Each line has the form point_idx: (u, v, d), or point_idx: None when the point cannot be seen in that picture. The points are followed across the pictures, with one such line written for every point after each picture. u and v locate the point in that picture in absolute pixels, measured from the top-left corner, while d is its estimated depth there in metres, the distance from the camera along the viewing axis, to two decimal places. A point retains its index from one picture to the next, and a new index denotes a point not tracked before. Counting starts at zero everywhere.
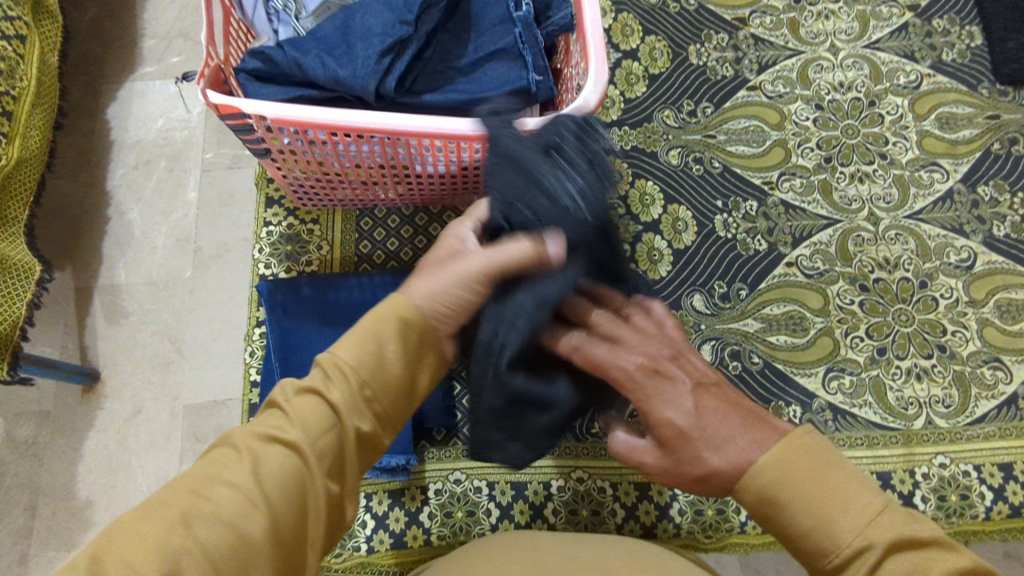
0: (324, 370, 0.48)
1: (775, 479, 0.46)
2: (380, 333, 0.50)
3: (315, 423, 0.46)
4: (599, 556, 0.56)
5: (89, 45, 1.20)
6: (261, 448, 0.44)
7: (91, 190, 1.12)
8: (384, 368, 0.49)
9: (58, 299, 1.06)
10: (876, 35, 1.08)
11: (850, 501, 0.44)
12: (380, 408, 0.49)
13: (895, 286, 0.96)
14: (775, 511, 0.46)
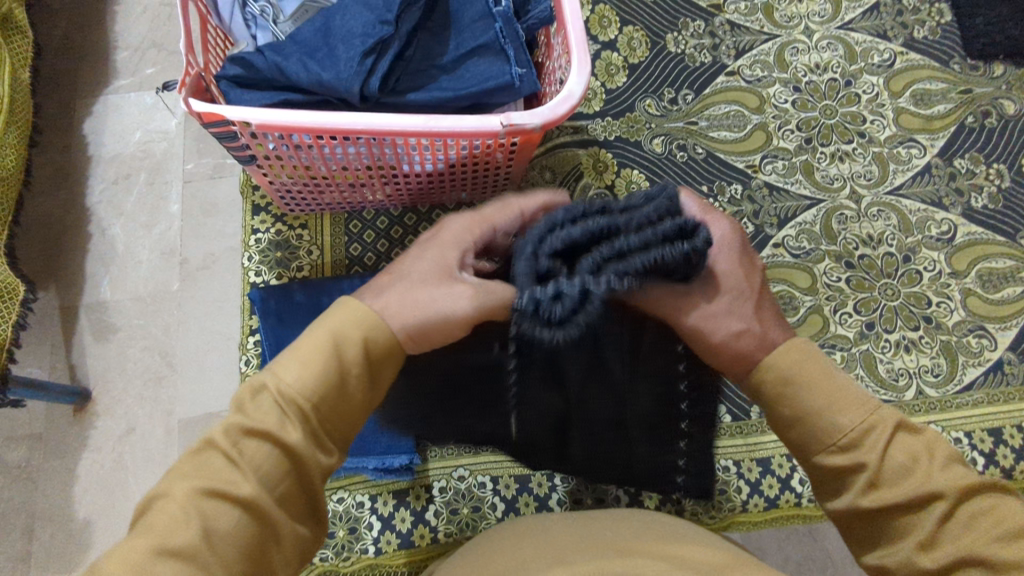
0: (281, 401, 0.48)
1: (790, 373, 0.56)
2: (344, 360, 0.51)
3: (269, 469, 0.45)
4: (613, 529, 0.57)
5: (62, 60, 1.18)
6: (210, 509, 0.43)
7: (71, 207, 1.11)
8: (346, 394, 0.51)
9: (44, 319, 1.05)
10: (849, 15, 1.10)
11: (849, 407, 0.53)
12: (334, 438, 0.50)
13: (880, 261, 0.98)
14: (792, 396, 0.55)
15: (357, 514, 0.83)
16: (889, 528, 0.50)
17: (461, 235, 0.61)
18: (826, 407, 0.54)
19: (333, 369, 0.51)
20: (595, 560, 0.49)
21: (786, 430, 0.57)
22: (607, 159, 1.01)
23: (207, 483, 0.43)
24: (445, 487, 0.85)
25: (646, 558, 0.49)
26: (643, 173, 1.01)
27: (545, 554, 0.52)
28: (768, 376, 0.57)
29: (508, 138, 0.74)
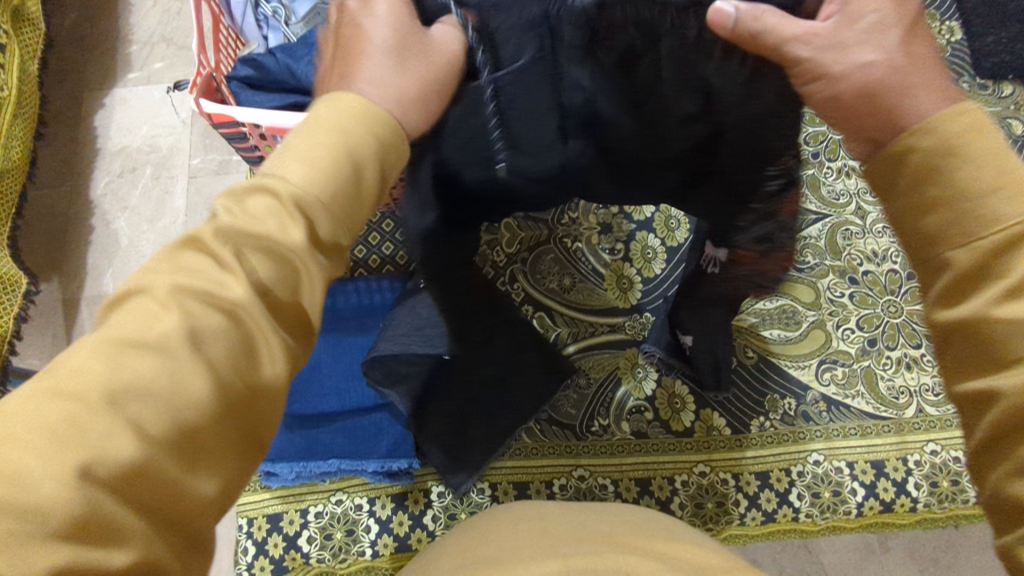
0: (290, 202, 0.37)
1: (957, 135, 0.38)
2: (360, 155, 0.40)
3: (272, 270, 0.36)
4: (597, 522, 0.57)
5: (71, 52, 1.18)
6: (198, 311, 0.33)
7: (77, 200, 1.11)
8: (361, 192, 0.40)
9: (47, 311, 1.05)
10: None
11: (1016, 199, 0.36)
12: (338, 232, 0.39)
13: (884, 278, 0.98)
14: (945, 159, 0.38)
15: (355, 516, 0.84)
16: (992, 353, 0.36)
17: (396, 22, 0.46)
18: (988, 187, 0.37)
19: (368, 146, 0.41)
20: (587, 550, 0.49)
21: (920, 211, 0.39)
22: None
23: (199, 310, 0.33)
24: (442, 492, 0.85)
25: (629, 552, 0.49)
26: None
27: (533, 542, 0.52)
28: (922, 144, 0.39)
29: None
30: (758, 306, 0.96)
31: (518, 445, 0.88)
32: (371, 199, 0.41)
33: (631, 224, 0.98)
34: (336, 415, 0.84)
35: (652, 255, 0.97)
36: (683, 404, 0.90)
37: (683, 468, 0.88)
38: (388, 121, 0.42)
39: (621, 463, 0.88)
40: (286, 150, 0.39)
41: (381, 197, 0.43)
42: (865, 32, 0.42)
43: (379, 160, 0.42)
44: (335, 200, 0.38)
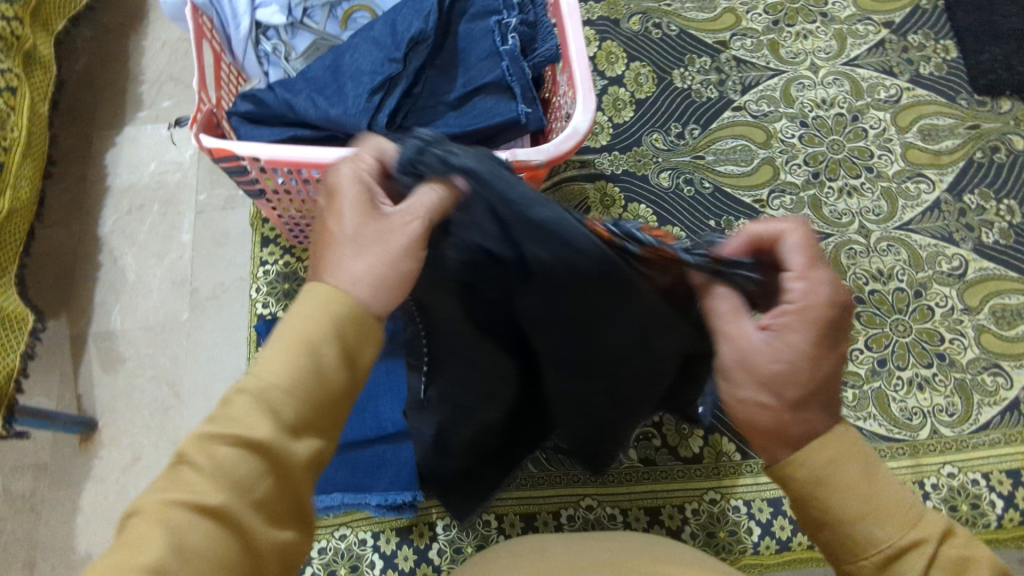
0: (259, 399, 0.40)
1: (814, 475, 0.43)
2: (320, 339, 0.42)
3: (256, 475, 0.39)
4: (599, 551, 0.56)
5: (81, 93, 1.21)
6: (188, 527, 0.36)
7: (84, 237, 1.12)
8: (329, 382, 0.42)
9: (53, 349, 1.05)
10: (855, 52, 1.11)
11: (887, 520, 0.41)
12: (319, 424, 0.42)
13: (891, 297, 0.97)
14: (820, 490, 0.43)
15: (360, 552, 0.82)
16: None
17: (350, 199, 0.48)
18: (857, 512, 0.42)
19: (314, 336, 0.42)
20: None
21: (813, 530, 0.44)
22: (614, 193, 1.01)
23: (225, 457, 0.38)
24: (448, 525, 0.83)
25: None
26: (651, 207, 1.01)
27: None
28: (800, 472, 0.43)
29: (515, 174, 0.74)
30: None
31: (523, 474, 0.86)
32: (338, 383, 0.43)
33: None
34: (342, 447, 0.83)
35: None
36: (691, 430, 0.88)
37: (693, 495, 0.86)
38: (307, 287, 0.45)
39: (630, 491, 0.86)
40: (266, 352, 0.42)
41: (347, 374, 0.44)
42: (766, 341, 0.45)
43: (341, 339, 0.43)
44: (298, 390, 0.41)
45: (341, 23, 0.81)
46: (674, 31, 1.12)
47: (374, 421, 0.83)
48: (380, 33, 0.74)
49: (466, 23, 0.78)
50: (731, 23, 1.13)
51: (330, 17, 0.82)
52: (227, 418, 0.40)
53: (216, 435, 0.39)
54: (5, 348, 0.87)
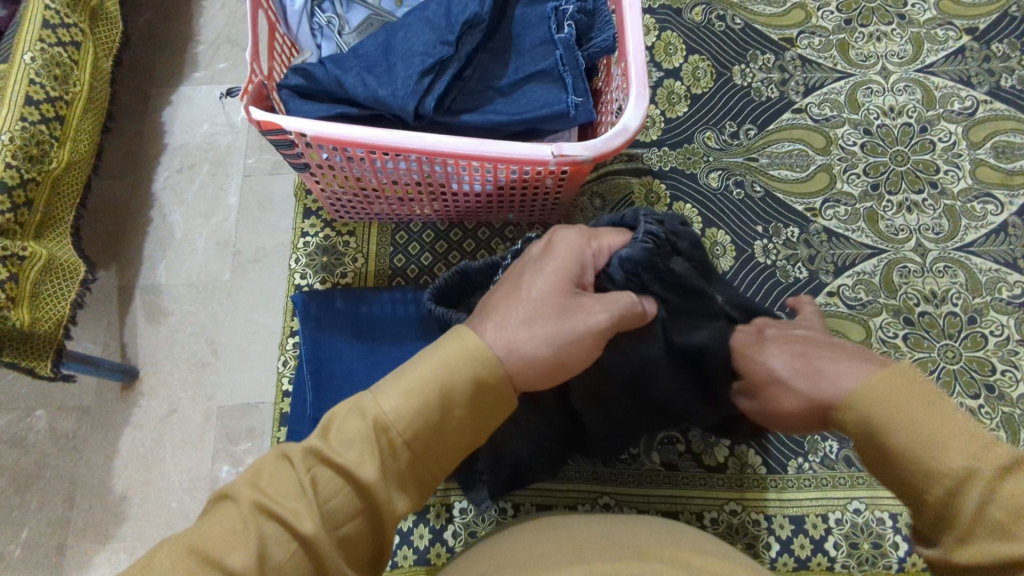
0: (378, 430, 0.44)
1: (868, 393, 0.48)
2: (451, 397, 0.45)
3: (345, 505, 0.42)
4: (633, 533, 0.56)
5: (142, 51, 1.23)
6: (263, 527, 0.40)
7: (137, 192, 1.15)
8: (445, 433, 0.46)
9: (102, 298, 1.09)
10: (931, 59, 1.05)
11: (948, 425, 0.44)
12: (433, 474, 0.47)
13: (942, 321, 0.92)
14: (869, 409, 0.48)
15: None
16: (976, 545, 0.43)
17: (572, 255, 0.58)
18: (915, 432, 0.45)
19: (449, 398, 0.45)
20: (616, 558, 0.51)
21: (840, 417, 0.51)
22: (660, 190, 0.99)
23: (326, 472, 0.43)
24: (465, 509, 0.84)
25: (655, 561, 0.50)
26: (696, 207, 0.98)
27: (563, 551, 0.52)
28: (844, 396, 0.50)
29: (558, 167, 0.73)
30: None
31: None
32: (455, 436, 0.47)
33: None
34: None
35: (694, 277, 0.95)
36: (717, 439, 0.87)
37: (714, 504, 0.85)
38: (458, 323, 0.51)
39: (649, 494, 0.85)
40: (403, 375, 0.46)
41: (471, 431, 0.48)
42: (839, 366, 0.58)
43: (471, 400, 0.46)
44: (418, 438, 0.45)
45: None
46: (739, 25, 1.08)
47: None
48: (434, 14, 0.72)
49: (523, 7, 0.77)
50: (800, 20, 1.08)
51: None
52: (339, 440, 0.43)
53: (340, 444, 0.43)
54: (57, 294, 0.91)
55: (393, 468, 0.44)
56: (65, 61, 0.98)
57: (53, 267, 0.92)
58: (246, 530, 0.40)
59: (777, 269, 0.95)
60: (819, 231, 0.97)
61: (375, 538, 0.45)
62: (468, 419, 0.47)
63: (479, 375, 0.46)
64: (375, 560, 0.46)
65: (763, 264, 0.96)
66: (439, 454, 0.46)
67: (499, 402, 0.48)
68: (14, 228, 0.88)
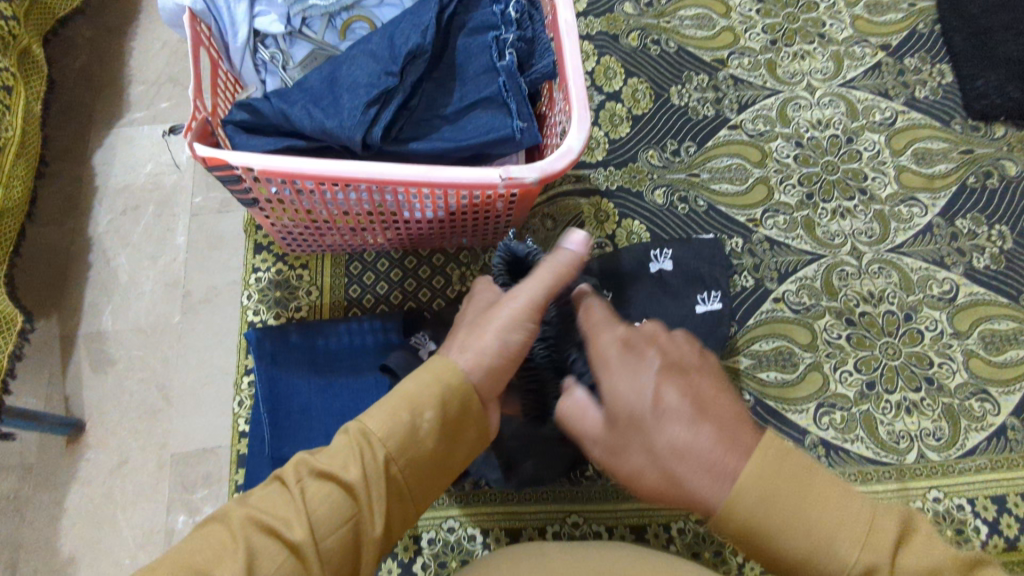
0: (359, 438, 0.49)
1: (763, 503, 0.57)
2: (420, 402, 0.51)
3: (323, 517, 0.45)
4: (610, 562, 0.57)
5: (79, 92, 1.21)
6: (255, 539, 0.44)
7: (79, 237, 1.12)
8: (419, 438, 0.50)
9: (42, 348, 1.05)
10: (851, 74, 1.13)
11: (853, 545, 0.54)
12: (420, 464, 0.51)
13: (881, 319, 0.97)
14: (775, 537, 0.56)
15: None
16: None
17: None
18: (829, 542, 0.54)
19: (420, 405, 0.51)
20: None
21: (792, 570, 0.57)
22: (608, 210, 1.02)
23: (265, 540, 0.44)
24: (433, 538, 0.83)
25: None
26: (644, 223, 1.01)
27: None
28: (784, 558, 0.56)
29: (507, 191, 0.75)
30: (755, 348, 0.94)
31: (511, 490, 0.86)
32: (429, 441, 0.51)
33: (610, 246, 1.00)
34: None
35: (636, 239, 1.00)
36: None
37: (680, 515, 0.86)
38: (463, 381, 0.53)
39: (616, 509, 0.86)
40: (391, 402, 0.51)
41: (451, 421, 0.52)
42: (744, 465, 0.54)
43: (441, 407, 0.52)
44: (394, 438, 0.49)
45: (340, 34, 0.82)
46: (673, 48, 1.13)
47: None
48: (377, 46, 0.73)
49: (464, 37, 0.78)
50: (729, 42, 1.14)
51: (329, 27, 0.82)
52: (325, 454, 0.48)
53: (331, 455, 0.48)
54: None
55: (395, 469, 0.49)
56: None
57: None
58: (231, 544, 0.43)
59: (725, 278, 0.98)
60: (761, 240, 1.01)
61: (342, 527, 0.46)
62: (445, 433, 0.52)
63: (443, 393, 0.52)
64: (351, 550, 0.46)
65: None
66: (442, 440, 0.52)
67: (461, 409, 0.53)
68: None
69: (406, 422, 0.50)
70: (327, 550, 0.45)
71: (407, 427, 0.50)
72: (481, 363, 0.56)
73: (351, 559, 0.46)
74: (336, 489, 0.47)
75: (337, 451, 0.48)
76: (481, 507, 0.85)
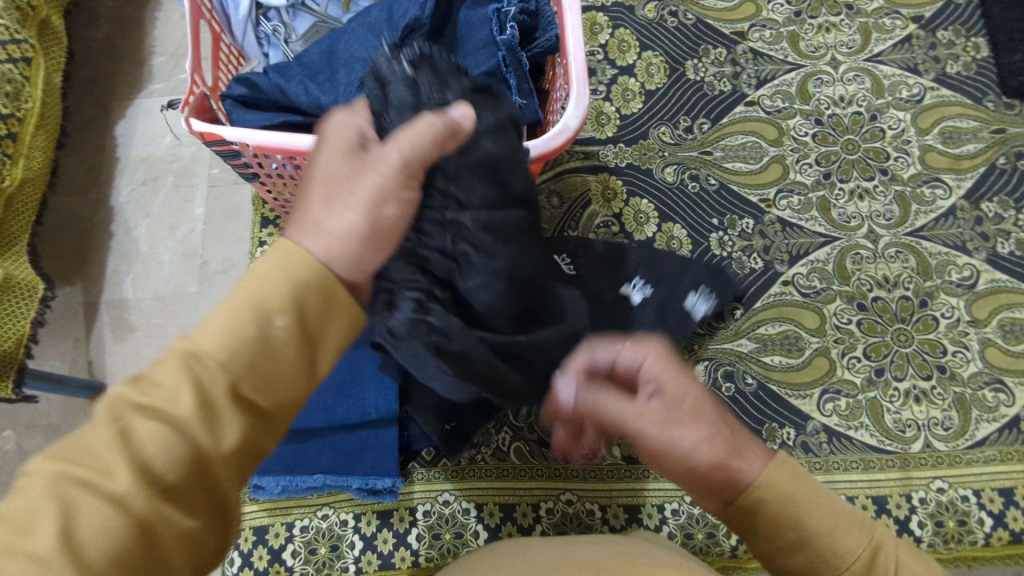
0: (189, 361, 0.38)
1: None
2: (267, 307, 0.39)
3: (161, 454, 0.35)
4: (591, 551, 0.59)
5: (99, 62, 1.22)
6: (66, 496, 0.33)
7: (100, 206, 1.15)
8: (272, 348, 0.39)
9: (65, 314, 1.09)
10: (879, 48, 1.08)
11: None
12: (286, 383, 0.40)
13: (894, 305, 0.94)
14: None
15: (340, 532, 0.84)
16: None
17: None
18: None
19: (265, 308, 0.39)
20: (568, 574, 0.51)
21: None
22: (616, 187, 1.00)
23: (77, 497, 0.33)
24: (429, 510, 0.85)
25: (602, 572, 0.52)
26: (653, 202, 0.99)
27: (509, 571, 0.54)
28: None
29: None
30: (760, 331, 0.93)
31: (506, 466, 0.87)
32: (288, 350, 0.40)
33: (623, 232, 0.98)
34: (324, 430, 0.83)
35: (644, 218, 0.98)
36: None
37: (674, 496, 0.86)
38: (320, 273, 0.41)
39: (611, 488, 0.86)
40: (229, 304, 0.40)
41: (321, 320, 0.41)
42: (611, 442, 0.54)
43: (299, 307, 0.40)
44: (238, 355, 0.38)
45: (343, 6, 0.81)
46: (691, 20, 1.09)
47: (357, 408, 0.82)
48: (376, 19, 0.73)
49: (467, 10, 0.78)
50: (750, 14, 1.10)
51: None
52: (149, 385, 0.37)
53: (150, 384, 0.37)
54: (15, 313, 0.90)
55: (248, 388, 0.39)
56: (16, 77, 0.97)
57: (10, 285, 0.91)
58: (40, 504, 0.32)
59: (733, 260, 0.96)
60: (773, 221, 0.99)
61: (194, 460, 0.36)
62: (305, 337, 0.41)
63: (295, 283, 0.40)
64: (212, 488, 0.37)
65: (720, 256, 0.97)
66: (318, 333, 0.42)
67: (324, 306, 0.41)
68: None
69: (249, 329, 0.39)
70: (175, 486, 0.35)
71: (252, 335, 0.39)
72: (343, 249, 0.43)
73: (213, 499, 0.37)
74: (171, 417, 0.36)
75: (163, 374, 0.37)
76: (476, 480, 0.86)
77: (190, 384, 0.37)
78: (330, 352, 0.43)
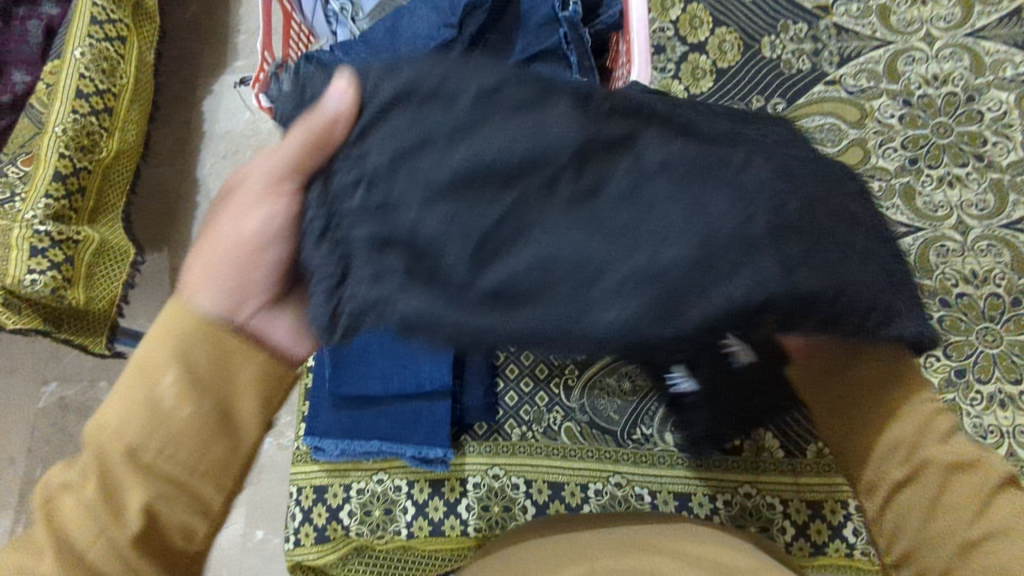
0: (123, 413, 0.42)
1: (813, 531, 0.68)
2: (150, 366, 0.43)
3: (68, 504, 0.41)
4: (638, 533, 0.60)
5: (186, 39, 1.29)
6: (46, 539, 0.40)
7: (187, 177, 1.22)
8: (162, 410, 0.42)
9: (154, 278, 1.17)
10: (981, 22, 0.99)
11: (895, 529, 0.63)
12: (186, 438, 0.43)
13: (982, 303, 0.88)
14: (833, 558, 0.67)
15: (394, 497, 0.87)
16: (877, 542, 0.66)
17: None
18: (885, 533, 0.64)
19: (150, 371, 0.43)
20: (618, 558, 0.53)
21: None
22: None
23: (65, 534, 0.41)
24: (479, 483, 0.86)
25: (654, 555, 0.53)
26: None
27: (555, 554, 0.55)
28: None
29: None
30: None
31: (557, 445, 0.87)
32: (173, 408, 0.43)
33: None
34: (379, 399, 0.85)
35: None
36: None
37: (727, 487, 0.84)
38: (200, 321, 0.45)
39: (661, 475, 0.85)
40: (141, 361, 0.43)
41: (180, 378, 0.43)
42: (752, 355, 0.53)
43: (222, 349, 0.45)
44: (132, 415, 0.42)
45: None
46: None
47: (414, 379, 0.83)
48: None
49: None
50: None
51: None
52: (107, 430, 0.43)
53: (111, 429, 0.42)
54: (109, 276, 0.98)
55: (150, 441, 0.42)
56: (112, 55, 1.04)
57: (106, 249, 0.99)
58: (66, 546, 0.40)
59: None
60: None
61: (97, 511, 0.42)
62: (194, 397, 0.43)
63: (188, 335, 0.44)
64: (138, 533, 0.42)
65: None
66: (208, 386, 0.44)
67: (233, 352, 0.45)
68: (69, 214, 0.95)
69: (140, 390, 0.42)
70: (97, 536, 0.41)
71: (137, 392, 0.42)
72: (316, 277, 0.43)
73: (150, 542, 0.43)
74: (104, 464, 0.42)
75: (121, 421, 0.42)
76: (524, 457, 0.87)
77: (97, 438, 0.42)
78: (243, 399, 0.45)
